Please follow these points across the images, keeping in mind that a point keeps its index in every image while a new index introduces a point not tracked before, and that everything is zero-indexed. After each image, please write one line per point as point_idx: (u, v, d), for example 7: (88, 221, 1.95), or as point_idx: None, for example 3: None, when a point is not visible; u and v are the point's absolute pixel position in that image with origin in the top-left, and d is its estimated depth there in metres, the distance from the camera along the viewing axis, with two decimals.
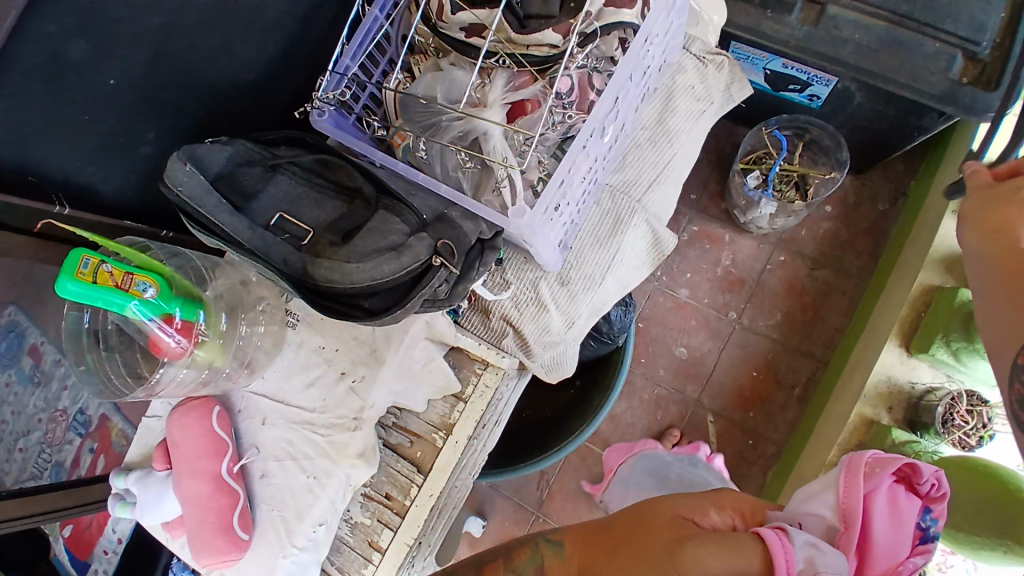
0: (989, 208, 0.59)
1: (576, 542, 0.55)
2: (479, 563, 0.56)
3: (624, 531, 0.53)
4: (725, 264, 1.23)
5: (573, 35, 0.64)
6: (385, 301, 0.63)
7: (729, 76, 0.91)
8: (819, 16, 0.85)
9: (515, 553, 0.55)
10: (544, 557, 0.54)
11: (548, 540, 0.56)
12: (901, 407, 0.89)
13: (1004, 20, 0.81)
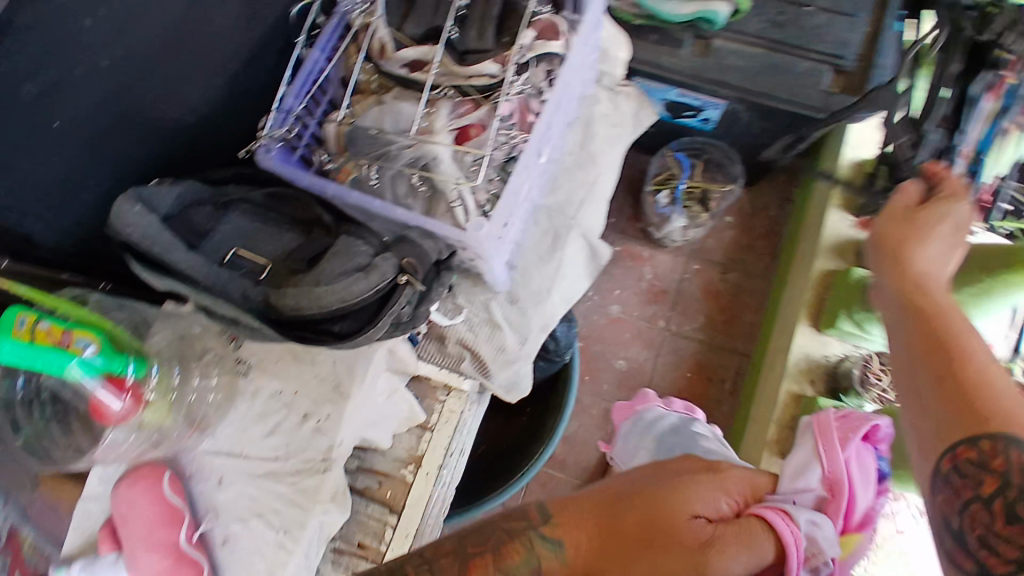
0: (898, 234, 0.63)
1: (584, 542, 0.53)
2: (462, 553, 0.53)
3: (637, 532, 0.51)
4: (647, 278, 1.33)
5: (511, 65, 0.70)
6: (355, 323, 0.63)
7: (636, 105, 1.01)
8: (707, 49, 1.00)
9: (505, 547, 0.54)
10: (543, 555, 0.53)
11: (540, 538, 0.54)
12: (821, 379, 1.01)
13: (867, 35, 0.98)
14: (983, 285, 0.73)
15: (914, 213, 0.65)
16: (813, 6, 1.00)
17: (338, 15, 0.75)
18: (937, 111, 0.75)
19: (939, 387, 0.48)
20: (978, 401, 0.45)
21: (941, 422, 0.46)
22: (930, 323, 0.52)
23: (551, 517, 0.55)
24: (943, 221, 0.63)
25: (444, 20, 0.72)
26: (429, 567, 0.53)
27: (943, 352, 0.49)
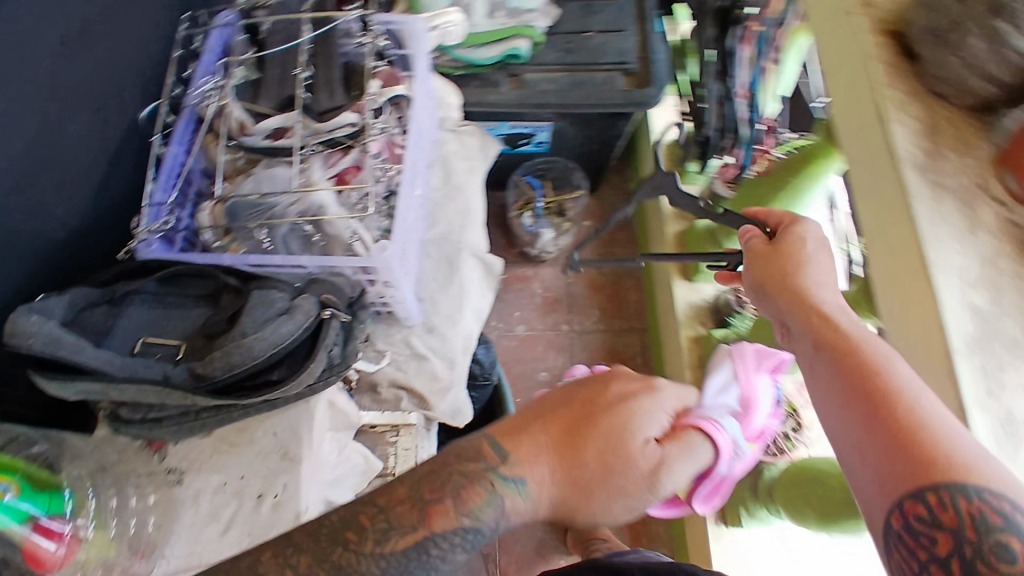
0: (769, 271, 0.61)
1: (542, 479, 0.52)
2: (420, 501, 0.50)
3: (594, 466, 0.51)
4: (539, 292, 1.44)
5: (366, 111, 0.78)
6: (291, 367, 0.64)
7: (480, 139, 1.13)
8: (519, 83, 1.15)
9: (463, 492, 0.51)
10: (506, 494, 0.51)
11: (499, 481, 0.51)
12: (709, 318, 1.20)
13: (638, 41, 1.19)
14: (791, 185, 0.94)
15: (777, 241, 0.63)
16: (591, 31, 1.18)
17: (188, 109, 0.79)
18: (711, 69, 0.98)
19: (879, 437, 0.44)
20: (916, 444, 0.42)
21: (884, 472, 0.43)
22: (854, 364, 0.49)
23: (509, 455, 0.52)
24: (804, 241, 0.62)
25: (292, 88, 0.79)
26: (384, 518, 0.49)
27: (873, 404, 0.46)
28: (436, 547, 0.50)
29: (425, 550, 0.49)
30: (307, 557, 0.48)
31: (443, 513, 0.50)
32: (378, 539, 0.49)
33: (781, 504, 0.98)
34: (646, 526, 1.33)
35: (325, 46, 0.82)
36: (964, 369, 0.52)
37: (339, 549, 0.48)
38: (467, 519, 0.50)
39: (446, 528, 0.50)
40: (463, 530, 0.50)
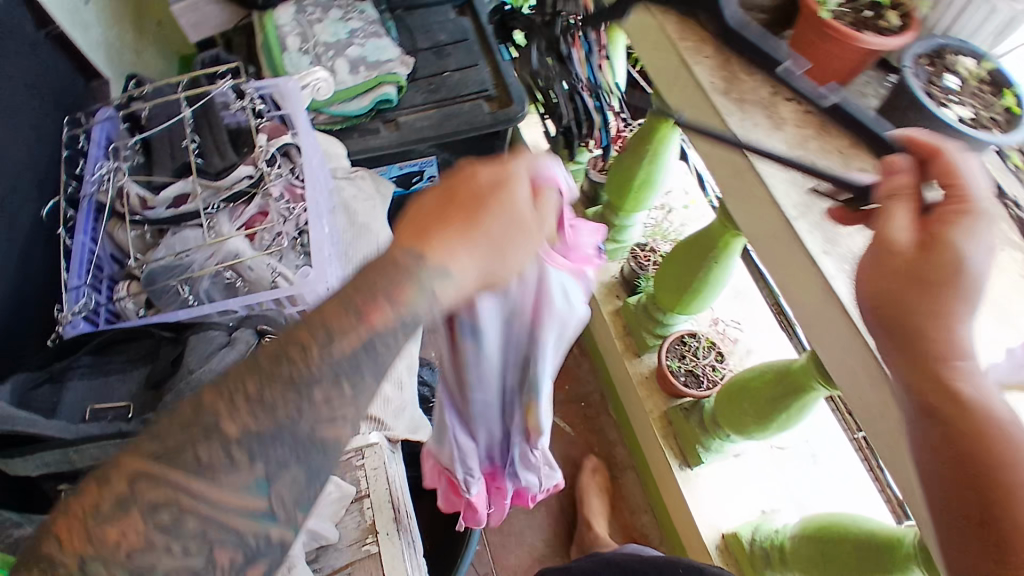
0: (887, 291, 0.51)
1: (474, 259, 0.47)
2: (351, 306, 0.43)
3: (497, 234, 0.49)
4: None
5: (262, 161, 0.85)
6: None
7: (373, 181, 1.21)
8: (396, 125, 1.25)
9: (392, 289, 0.44)
10: (434, 284, 0.45)
11: (425, 270, 0.45)
12: (621, 289, 1.37)
13: (490, 71, 1.32)
14: (649, 145, 1.09)
15: (906, 246, 0.51)
16: (448, 72, 1.31)
17: (86, 199, 0.81)
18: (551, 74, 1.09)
19: (972, 527, 0.47)
20: (1013, 542, 0.45)
21: (966, 558, 0.47)
22: (953, 426, 0.48)
23: (423, 252, 0.46)
24: (947, 226, 0.50)
25: (185, 157, 0.84)
26: (323, 332, 0.43)
27: (1001, 501, 0.46)
28: (382, 344, 0.44)
29: (375, 349, 0.44)
30: (254, 381, 0.41)
31: (380, 310, 0.44)
32: (324, 347, 0.42)
33: (726, 426, 1.08)
34: (625, 501, 1.38)
35: (208, 115, 0.89)
36: (803, 228, 0.65)
37: (285, 367, 0.41)
38: (400, 309, 0.44)
39: (391, 320, 0.44)
40: (405, 325, 0.44)
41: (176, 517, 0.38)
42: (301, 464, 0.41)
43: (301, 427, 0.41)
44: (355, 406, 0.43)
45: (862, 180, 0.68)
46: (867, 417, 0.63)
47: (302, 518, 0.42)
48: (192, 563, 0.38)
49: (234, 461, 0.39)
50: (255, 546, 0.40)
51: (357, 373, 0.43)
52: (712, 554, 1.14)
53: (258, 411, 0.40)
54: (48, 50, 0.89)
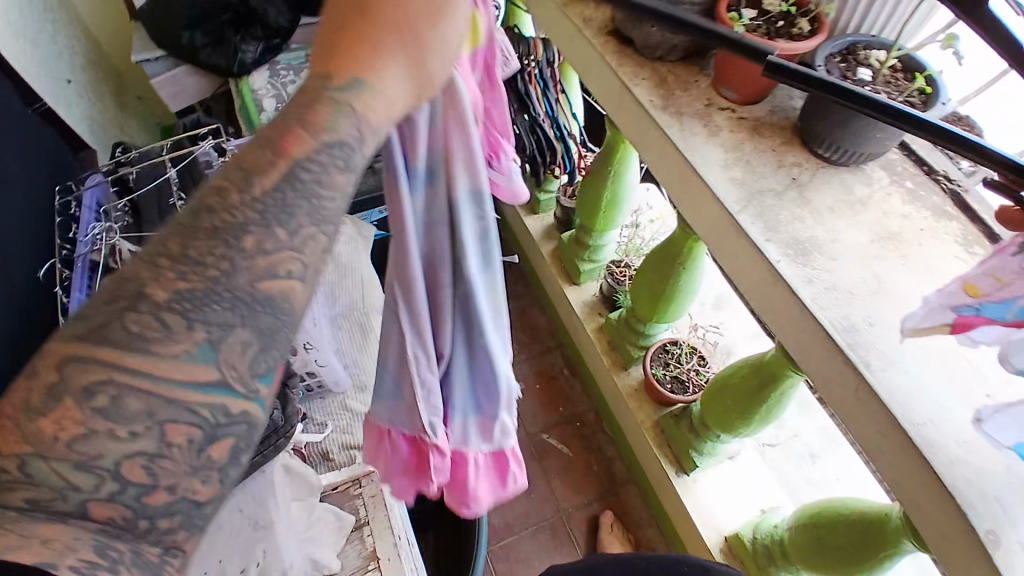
0: None
1: (400, 76, 0.42)
2: (270, 141, 0.38)
3: (400, 17, 0.41)
4: None
5: None
6: None
7: (356, 224, 1.23)
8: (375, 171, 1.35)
9: (307, 113, 0.40)
10: (353, 100, 0.40)
11: (335, 89, 0.40)
12: (602, 306, 1.42)
13: None
14: (611, 168, 1.17)
15: None
16: None
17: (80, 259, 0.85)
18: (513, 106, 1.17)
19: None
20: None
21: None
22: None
23: (350, 74, 0.40)
24: None
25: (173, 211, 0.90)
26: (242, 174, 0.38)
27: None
28: (309, 173, 0.39)
29: (301, 181, 0.38)
30: (177, 238, 0.36)
31: (297, 139, 0.39)
32: (243, 190, 0.37)
33: (714, 427, 1.10)
34: (628, 516, 1.38)
35: (192, 172, 0.96)
36: (746, 220, 0.71)
37: (207, 217, 0.36)
38: (330, 132, 0.39)
39: (308, 151, 0.39)
40: (329, 146, 0.39)
41: (113, 397, 0.32)
42: (252, 324, 0.36)
43: (240, 280, 0.36)
44: (295, 246, 0.38)
45: (795, 173, 0.75)
46: (824, 384, 0.67)
47: (262, 388, 0.37)
48: (142, 446, 0.32)
49: (170, 326, 0.34)
50: (217, 420, 0.34)
51: (289, 215, 0.38)
52: (717, 557, 1.15)
53: (187, 270, 0.35)
54: (38, 125, 0.97)
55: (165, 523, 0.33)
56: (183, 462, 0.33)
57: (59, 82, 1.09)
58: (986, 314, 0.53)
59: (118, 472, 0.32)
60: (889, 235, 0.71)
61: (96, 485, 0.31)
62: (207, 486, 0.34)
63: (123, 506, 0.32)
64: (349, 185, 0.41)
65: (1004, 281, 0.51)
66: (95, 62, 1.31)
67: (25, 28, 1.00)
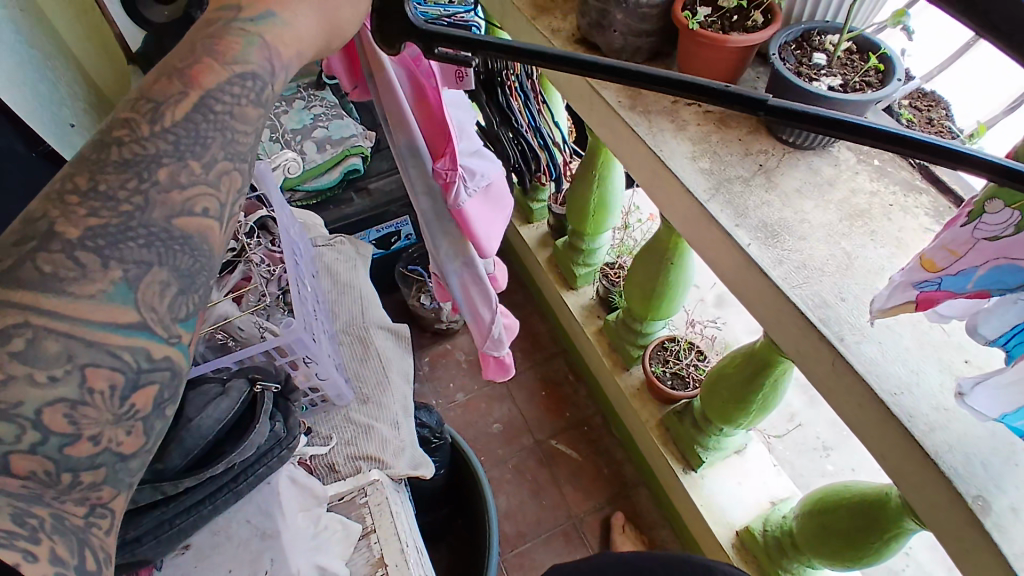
0: None
1: (309, 14, 0.52)
2: (175, 69, 0.46)
3: None
4: (464, 359, 1.62)
5: (241, 235, 0.95)
6: (239, 434, 0.75)
7: (352, 244, 1.30)
8: (369, 192, 1.41)
9: (215, 44, 0.48)
10: (263, 32, 0.49)
11: (249, 24, 0.49)
12: (599, 309, 1.45)
13: None
14: (599, 174, 1.20)
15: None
16: None
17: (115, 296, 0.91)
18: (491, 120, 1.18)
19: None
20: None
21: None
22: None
23: (264, 10, 0.50)
24: None
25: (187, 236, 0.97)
26: (149, 101, 0.44)
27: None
28: (220, 104, 0.46)
29: (209, 108, 0.45)
30: (86, 175, 0.41)
31: (205, 69, 0.46)
32: (151, 119, 0.44)
33: (717, 422, 1.09)
34: (641, 518, 1.38)
35: None
36: (715, 208, 0.73)
37: (116, 150, 0.42)
38: (234, 64, 0.48)
39: (220, 82, 0.46)
40: (239, 77, 0.47)
41: (31, 339, 0.36)
42: (169, 262, 0.41)
43: (154, 214, 0.41)
44: (210, 181, 0.44)
45: (762, 160, 0.77)
46: (802, 361, 0.68)
47: (184, 333, 0.42)
48: (65, 393, 0.37)
49: (84, 264, 0.38)
50: (139, 363, 0.39)
51: (202, 147, 0.44)
52: (729, 553, 1.14)
53: (100, 207, 0.40)
54: (42, 166, 1.03)
55: (90, 475, 0.38)
56: (105, 409, 0.38)
57: (62, 127, 1.16)
58: (947, 287, 0.54)
59: (40, 421, 0.36)
60: (856, 213, 0.73)
61: (17, 437, 0.35)
62: (131, 437, 0.39)
63: (46, 458, 0.36)
64: (259, 119, 0.48)
65: (958, 253, 0.52)
66: (98, 106, 1.39)
67: (27, 78, 1.08)
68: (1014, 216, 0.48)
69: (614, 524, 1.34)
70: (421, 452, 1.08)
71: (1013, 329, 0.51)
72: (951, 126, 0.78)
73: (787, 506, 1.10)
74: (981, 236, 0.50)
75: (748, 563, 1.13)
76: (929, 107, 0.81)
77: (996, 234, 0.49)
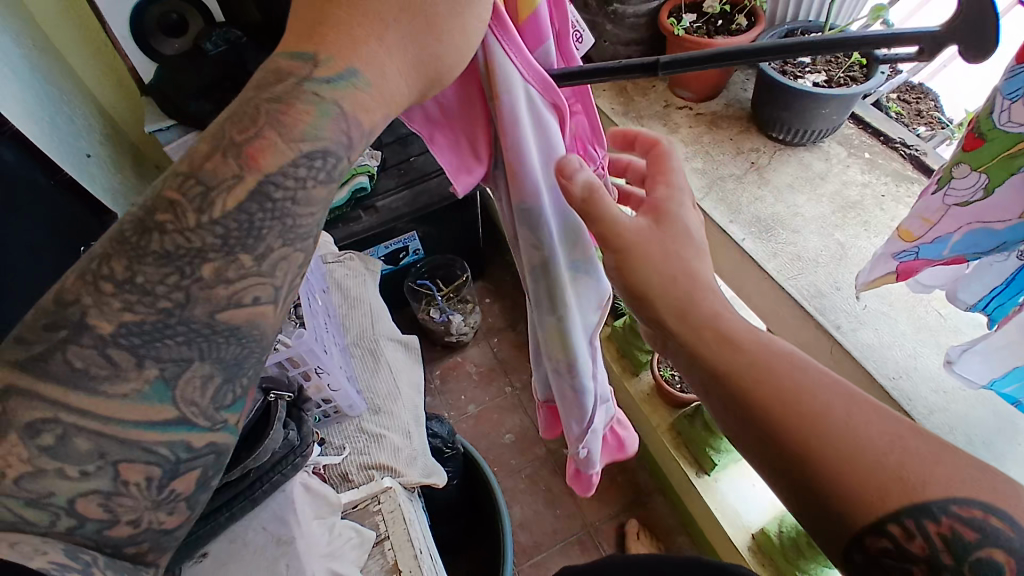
0: None
1: (400, 72, 0.48)
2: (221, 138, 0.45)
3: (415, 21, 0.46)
4: (474, 370, 1.64)
5: None
6: (254, 441, 0.78)
7: (361, 261, 1.34)
8: (376, 210, 1.44)
9: (281, 113, 0.45)
10: (342, 99, 0.46)
11: (325, 87, 0.46)
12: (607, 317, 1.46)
13: None
14: None
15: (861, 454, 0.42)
16: (413, 156, 1.50)
17: None
18: None
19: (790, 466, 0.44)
20: (850, 484, 0.41)
21: (819, 517, 0.43)
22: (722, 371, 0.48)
23: (345, 70, 0.46)
24: None
25: None
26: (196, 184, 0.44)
27: (811, 454, 0.42)
28: (279, 189, 0.46)
29: (267, 194, 0.45)
30: (121, 260, 0.42)
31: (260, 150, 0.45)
32: (198, 202, 0.44)
33: None
34: (656, 525, 1.38)
35: None
36: (711, 208, 0.76)
37: (157, 239, 0.43)
38: (284, 142, 0.45)
39: (283, 164, 0.45)
40: (308, 157, 0.46)
41: (62, 434, 0.40)
42: (210, 356, 0.44)
43: (196, 311, 0.43)
44: (262, 271, 0.45)
45: (754, 157, 0.84)
46: None
47: (229, 417, 0.45)
48: (98, 485, 0.41)
49: (118, 363, 0.41)
50: (178, 455, 0.43)
51: (255, 239, 0.45)
52: (746, 556, 1.13)
53: (139, 303, 0.42)
54: (61, 194, 1.10)
55: (132, 548, 0.42)
56: (143, 497, 0.42)
57: (78, 156, 1.23)
58: (924, 255, 0.62)
59: (73, 509, 0.40)
60: (849, 206, 0.78)
61: (52, 521, 0.39)
62: (172, 516, 0.44)
63: (84, 539, 0.40)
64: (325, 198, 0.48)
65: (931, 221, 0.60)
66: (113, 138, 1.46)
67: (45, 112, 1.15)
68: (981, 179, 0.55)
69: (628, 531, 1.34)
70: (433, 461, 1.10)
71: (994, 291, 0.60)
72: (941, 117, 0.84)
73: None
74: (952, 201, 0.57)
75: (766, 567, 1.11)
76: (918, 99, 0.88)
77: (965, 197, 0.56)
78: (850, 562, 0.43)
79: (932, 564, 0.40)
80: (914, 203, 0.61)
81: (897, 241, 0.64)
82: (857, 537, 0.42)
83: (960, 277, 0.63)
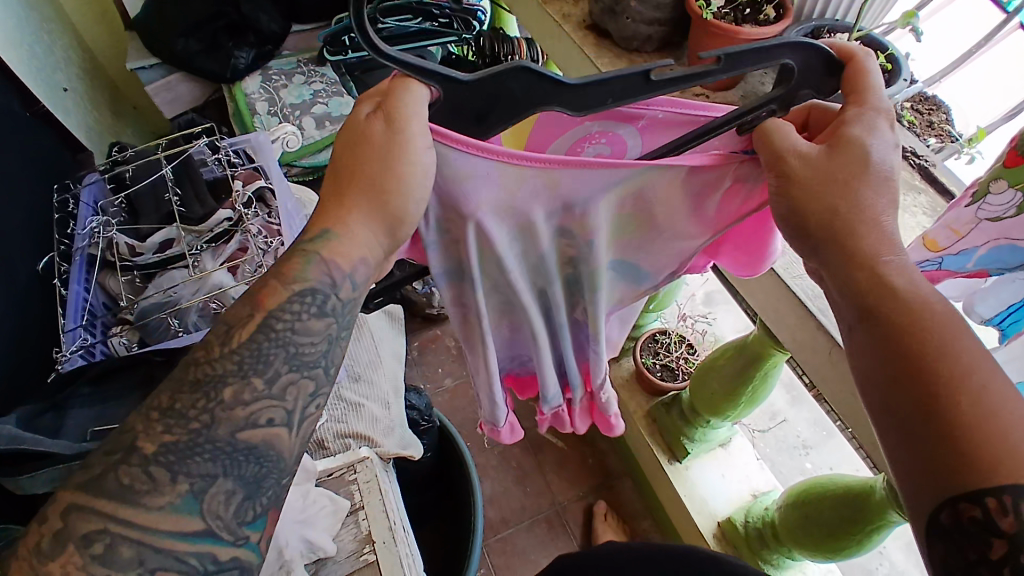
0: None
1: (368, 224, 0.47)
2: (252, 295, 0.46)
3: (364, 178, 0.46)
4: (451, 344, 1.62)
5: (239, 205, 0.96)
6: None
7: None
8: None
9: (282, 269, 0.47)
10: (322, 250, 0.47)
11: (309, 244, 0.47)
12: None
13: None
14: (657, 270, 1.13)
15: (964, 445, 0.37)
16: None
17: (80, 256, 0.92)
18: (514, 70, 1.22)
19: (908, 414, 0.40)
20: (970, 447, 0.37)
21: (910, 473, 0.40)
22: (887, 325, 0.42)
23: (321, 229, 0.47)
24: None
25: (169, 206, 0.97)
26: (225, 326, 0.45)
27: (924, 393, 0.39)
28: (282, 323, 0.45)
29: (273, 329, 0.45)
30: (168, 394, 0.43)
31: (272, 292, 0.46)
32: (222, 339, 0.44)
33: (703, 412, 1.10)
34: (623, 508, 1.40)
35: (187, 169, 1.01)
36: None
37: (193, 370, 0.44)
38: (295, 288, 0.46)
39: (283, 302, 0.46)
40: (300, 295, 0.46)
41: (109, 545, 0.38)
42: (233, 472, 0.42)
43: (220, 432, 0.42)
44: (273, 395, 0.44)
45: None
46: (804, 351, 0.75)
47: (251, 532, 0.43)
48: None
49: (156, 479, 0.40)
50: (206, 567, 0.41)
51: (264, 364, 0.45)
52: (710, 542, 1.16)
53: (174, 424, 0.41)
54: (36, 126, 1.03)
55: None
56: None
57: (53, 90, 1.14)
58: (948, 266, 0.59)
59: None
60: None
61: None
62: None
63: None
64: (327, 329, 0.47)
65: (960, 233, 0.57)
66: (91, 74, 1.36)
67: (24, 40, 1.06)
68: (1017, 196, 0.52)
69: (597, 512, 1.34)
70: (411, 433, 1.08)
71: (1011, 307, 0.56)
72: (951, 131, 0.84)
73: (769, 499, 1.12)
74: (984, 216, 0.55)
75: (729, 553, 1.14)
76: (930, 111, 0.85)
77: (998, 214, 0.53)
78: (933, 522, 0.38)
79: (1016, 542, 0.35)
80: (946, 212, 0.58)
81: (921, 249, 0.62)
82: (951, 498, 0.37)
83: (977, 291, 0.59)
